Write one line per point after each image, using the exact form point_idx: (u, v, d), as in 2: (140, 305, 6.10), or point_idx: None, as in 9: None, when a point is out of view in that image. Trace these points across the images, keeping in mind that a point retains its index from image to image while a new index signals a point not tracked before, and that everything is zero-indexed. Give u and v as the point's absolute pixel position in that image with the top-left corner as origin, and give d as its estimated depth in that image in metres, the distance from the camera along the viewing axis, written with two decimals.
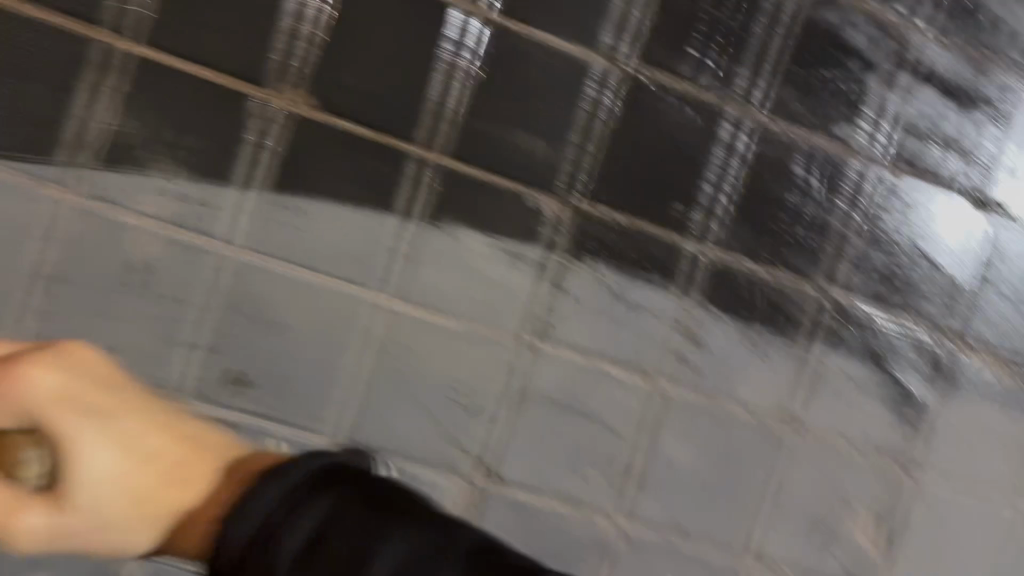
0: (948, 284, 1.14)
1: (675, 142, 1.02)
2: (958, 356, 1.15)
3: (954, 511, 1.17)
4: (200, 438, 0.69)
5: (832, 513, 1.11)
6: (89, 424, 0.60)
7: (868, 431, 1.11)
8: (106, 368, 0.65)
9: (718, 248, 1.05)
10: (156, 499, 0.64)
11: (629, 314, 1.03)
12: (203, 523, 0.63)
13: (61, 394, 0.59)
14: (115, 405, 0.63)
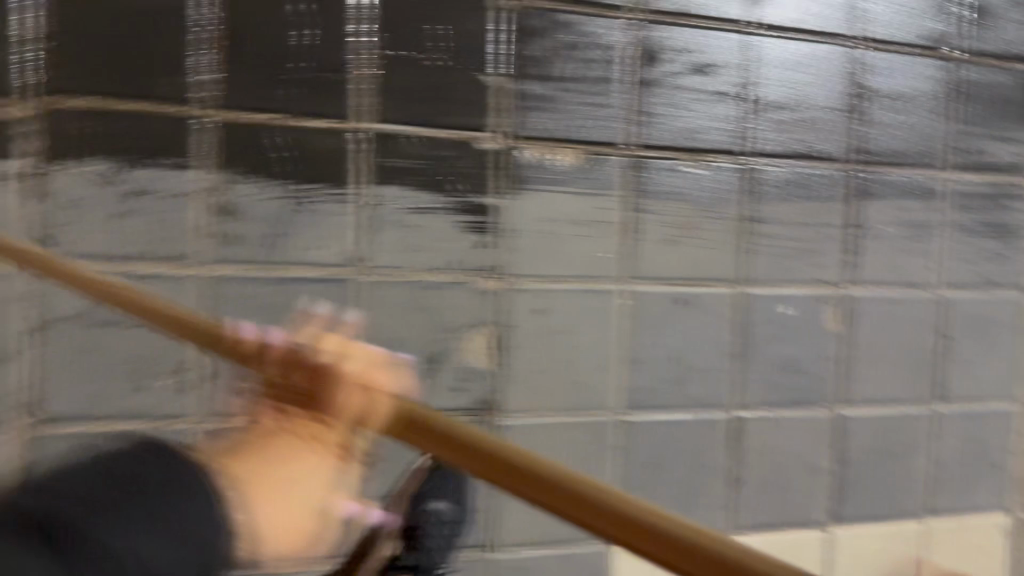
0: (494, 87, 1.09)
1: (133, 9, 0.96)
2: (524, 154, 1.11)
3: (561, 310, 1.13)
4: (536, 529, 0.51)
5: (431, 345, 1.08)
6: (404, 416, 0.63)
7: (448, 254, 1.08)
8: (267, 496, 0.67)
9: (219, 109, 0.99)
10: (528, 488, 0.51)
11: (137, 202, 0.98)
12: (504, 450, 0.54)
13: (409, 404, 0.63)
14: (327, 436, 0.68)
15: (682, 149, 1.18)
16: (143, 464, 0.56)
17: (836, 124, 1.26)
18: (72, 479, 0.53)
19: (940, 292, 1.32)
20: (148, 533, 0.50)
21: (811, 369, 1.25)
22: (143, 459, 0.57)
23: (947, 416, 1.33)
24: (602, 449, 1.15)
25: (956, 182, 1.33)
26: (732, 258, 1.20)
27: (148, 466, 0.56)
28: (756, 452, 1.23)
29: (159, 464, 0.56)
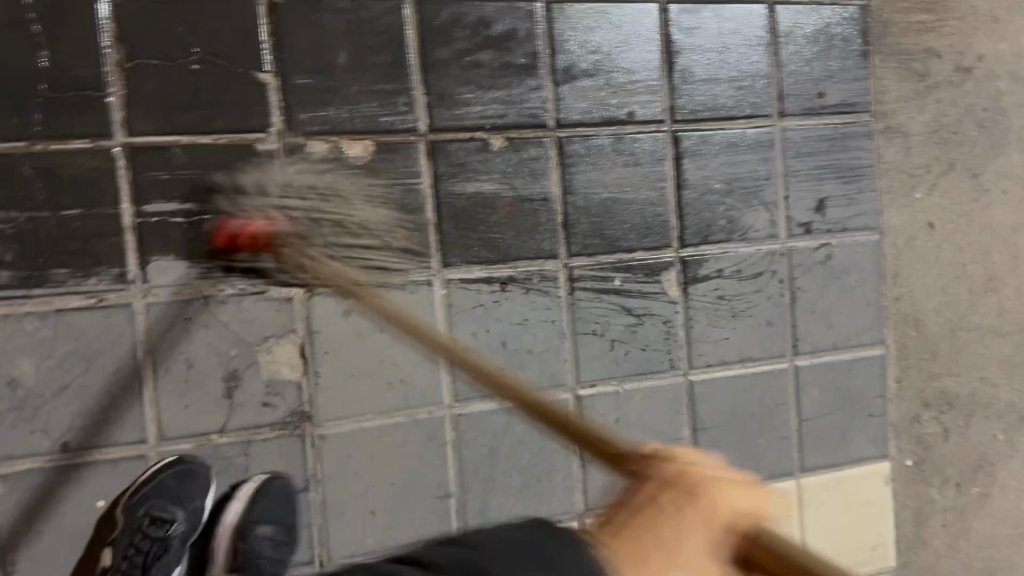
0: (264, 83, 1.04)
1: None
2: (308, 150, 1.06)
3: (371, 311, 1.08)
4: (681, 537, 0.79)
5: (230, 363, 1.03)
6: (657, 533, 0.79)
7: (235, 265, 1.03)
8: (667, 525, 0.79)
9: None
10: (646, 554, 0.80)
11: None
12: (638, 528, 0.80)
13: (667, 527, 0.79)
14: (669, 529, 0.79)
15: (484, 127, 1.13)
16: (463, 556, 0.75)
17: (648, 83, 1.21)
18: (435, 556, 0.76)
19: (784, 242, 1.27)
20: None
21: (652, 337, 1.23)
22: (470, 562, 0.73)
23: (810, 370, 1.30)
24: (437, 446, 1.12)
25: (789, 128, 1.27)
26: (553, 235, 1.17)
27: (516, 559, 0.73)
28: (607, 428, 1.21)
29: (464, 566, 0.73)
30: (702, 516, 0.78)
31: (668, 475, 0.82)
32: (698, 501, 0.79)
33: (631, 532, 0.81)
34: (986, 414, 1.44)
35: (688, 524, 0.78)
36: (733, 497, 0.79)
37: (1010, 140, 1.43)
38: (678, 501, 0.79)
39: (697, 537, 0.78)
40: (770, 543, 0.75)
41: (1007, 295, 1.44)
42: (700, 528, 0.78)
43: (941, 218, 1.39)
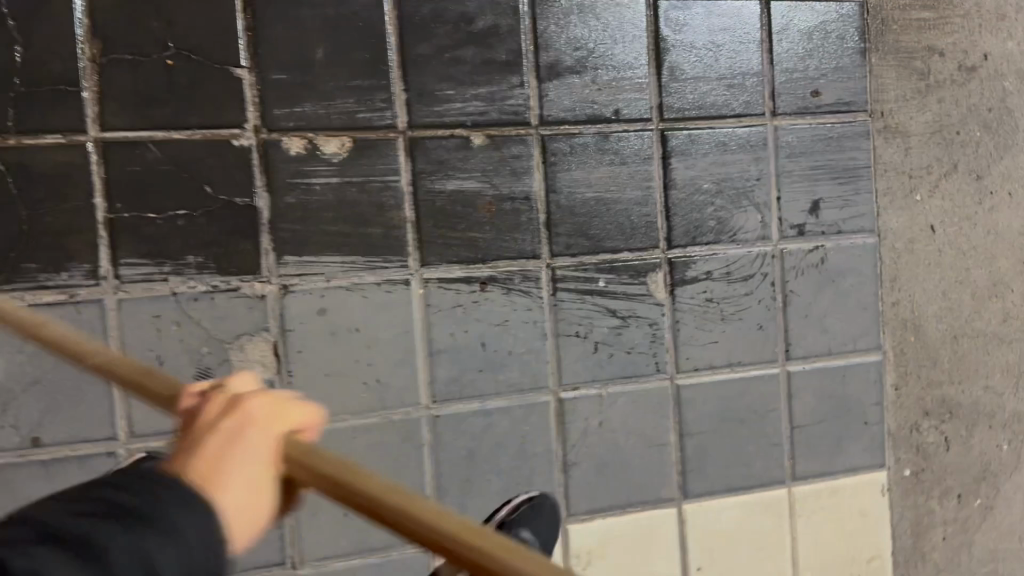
0: (240, 79, 1.03)
1: None
2: (284, 147, 1.04)
3: (346, 310, 1.07)
4: (246, 480, 0.60)
5: (202, 361, 1.03)
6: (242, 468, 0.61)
7: (208, 262, 1.02)
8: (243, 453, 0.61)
9: None
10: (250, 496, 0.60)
11: None
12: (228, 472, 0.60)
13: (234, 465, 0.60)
14: (237, 457, 0.61)
15: (465, 124, 1.11)
16: (136, 490, 0.55)
17: (636, 80, 1.19)
18: (152, 497, 0.55)
19: (776, 244, 1.24)
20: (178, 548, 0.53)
21: (638, 340, 1.20)
22: (163, 497, 0.55)
23: (803, 375, 1.26)
24: (413, 448, 1.10)
25: (782, 128, 1.24)
26: (535, 235, 1.15)
27: (150, 499, 0.55)
28: (589, 432, 1.18)
29: (125, 492, 0.55)
30: (260, 428, 0.63)
31: (220, 403, 0.65)
32: (237, 429, 0.63)
33: (204, 447, 0.61)
34: (990, 423, 1.40)
35: (251, 442, 0.62)
36: (272, 410, 0.65)
37: (1016, 142, 1.39)
38: (234, 423, 0.63)
39: (253, 473, 0.61)
40: (307, 462, 0.63)
41: (1012, 301, 1.40)
42: (263, 446, 0.63)
43: (942, 221, 1.35)
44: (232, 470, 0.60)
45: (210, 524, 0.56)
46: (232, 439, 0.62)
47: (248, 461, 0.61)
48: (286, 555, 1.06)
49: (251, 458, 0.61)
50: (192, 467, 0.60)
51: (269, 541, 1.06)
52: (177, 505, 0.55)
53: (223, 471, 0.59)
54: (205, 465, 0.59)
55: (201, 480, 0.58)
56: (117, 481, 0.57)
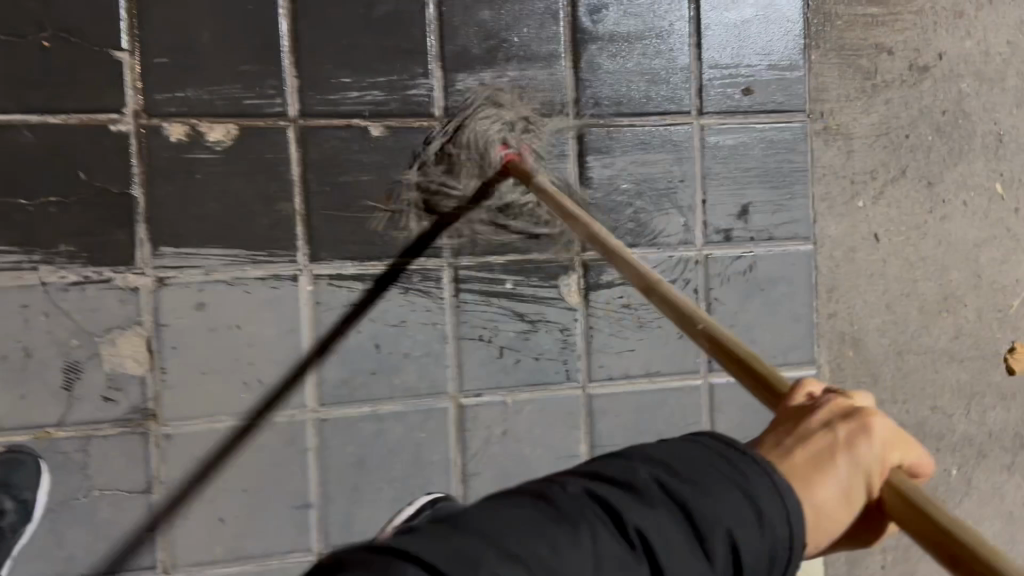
0: (120, 63, 0.99)
1: None
2: (163, 133, 1.00)
3: (226, 305, 1.02)
4: (847, 454, 0.59)
5: (71, 354, 0.99)
6: (865, 445, 0.60)
7: (80, 252, 0.99)
8: (865, 457, 0.59)
9: None
10: (860, 470, 0.59)
11: None
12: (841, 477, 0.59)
13: (869, 448, 0.60)
14: (833, 467, 0.59)
15: (363, 114, 1.06)
16: (698, 459, 0.57)
17: (551, 73, 1.13)
18: (681, 467, 0.56)
19: (701, 249, 1.19)
20: (744, 513, 0.54)
21: (547, 347, 1.14)
22: (695, 461, 0.56)
23: (727, 389, 1.20)
24: (296, 453, 1.05)
25: (709, 128, 1.18)
26: (436, 232, 1.09)
27: (719, 473, 0.55)
28: (492, 442, 1.13)
29: (716, 463, 0.56)
30: (885, 446, 0.60)
31: (841, 407, 0.63)
32: (847, 439, 0.60)
33: (805, 440, 0.61)
34: (937, 445, 1.32)
35: (867, 454, 0.60)
36: (896, 432, 0.63)
37: (971, 147, 1.31)
38: (852, 422, 0.62)
39: (852, 480, 0.59)
40: (911, 497, 0.56)
41: (964, 316, 1.32)
42: (885, 462, 0.60)
43: (887, 230, 1.27)
44: (836, 467, 0.59)
45: (746, 513, 0.54)
46: (853, 458, 0.59)
47: (851, 468, 0.59)
48: (156, 560, 1.02)
49: (883, 445, 0.61)
50: (810, 467, 0.59)
51: (139, 542, 1.02)
52: (753, 468, 0.56)
53: (819, 467, 0.59)
54: (841, 433, 0.61)
55: (796, 483, 0.58)
56: (639, 456, 0.58)
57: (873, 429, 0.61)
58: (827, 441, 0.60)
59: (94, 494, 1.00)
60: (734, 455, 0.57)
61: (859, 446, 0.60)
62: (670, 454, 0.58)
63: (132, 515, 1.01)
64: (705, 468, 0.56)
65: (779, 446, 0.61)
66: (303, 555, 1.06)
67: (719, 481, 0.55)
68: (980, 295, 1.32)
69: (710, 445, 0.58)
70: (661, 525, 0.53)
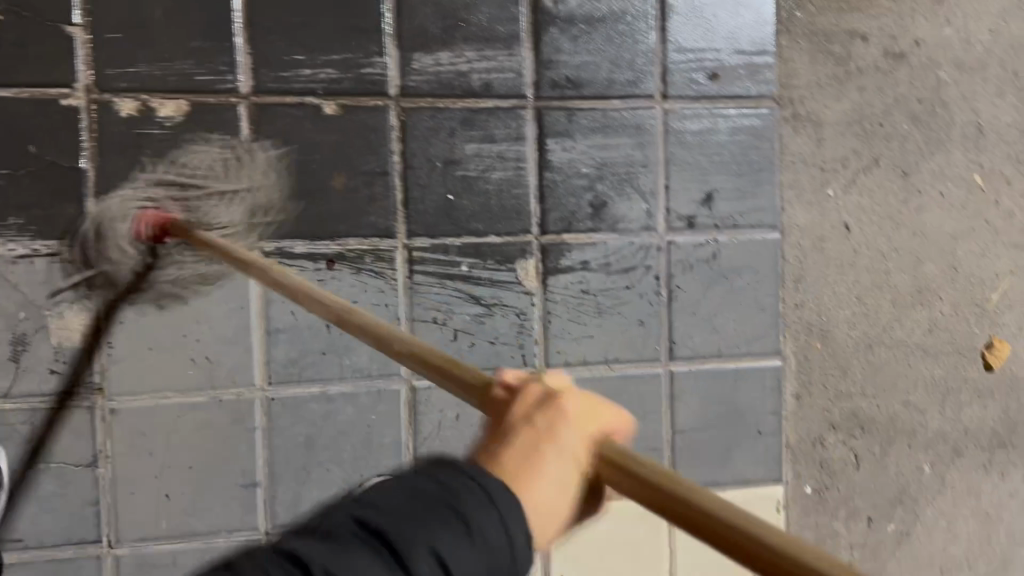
0: (72, 37, 1.00)
1: None
2: (115, 108, 1.00)
3: (174, 282, 1.03)
4: (555, 444, 0.54)
5: (19, 327, 0.99)
6: (571, 432, 0.55)
7: (29, 225, 0.99)
8: (568, 438, 0.54)
9: None
10: (565, 467, 0.54)
11: None
12: (549, 478, 0.54)
13: (569, 428, 0.55)
14: (541, 458, 0.54)
15: (316, 92, 1.06)
16: (417, 495, 0.52)
17: (511, 54, 1.11)
18: (399, 503, 0.52)
19: (663, 236, 1.17)
20: (454, 538, 0.50)
21: (503, 331, 1.13)
22: (413, 496, 0.52)
23: (688, 377, 1.18)
24: (244, 431, 1.05)
25: (673, 112, 1.16)
26: (390, 213, 1.08)
27: (437, 501, 0.51)
28: (445, 425, 1.11)
29: (438, 493, 0.52)
30: (576, 426, 0.55)
31: (535, 397, 0.57)
32: (545, 425, 0.55)
33: (518, 440, 0.55)
34: (910, 442, 1.28)
35: (566, 440, 0.54)
36: (587, 400, 0.57)
37: (950, 137, 1.27)
38: (542, 417, 0.55)
39: (562, 472, 0.54)
40: (620, 462, 0.52)
41: (941, 310, 1.28)
42: (585, 444, 0.54)
43: (858, 220, 1.24)
44: (544, 464, 0.54)
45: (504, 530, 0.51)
46: (545, 446, 0.54)
47: (561, 463, 0.54)
48: (101, 535, 1.02)
49: (579, 426, 0.55)
50: (521, 467, 0.54)
51: (84, 518, 1.02)
52: (467, 486, 0.52)
53: (535, 459, 0.54)
54: (536, 423, 0.56)
55: (507, 482, 0.54)
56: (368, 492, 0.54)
57: (569, 408, 0.56)
58: (531, 425, 0.56)
59: (40, 466, 1.01)
60: (458, 479, 0.53)
61: (558, 435, 0.54)
62: (394, 489, 0.53)
63: (78, 489, 1.01)
64: (422, 502, 0.51)
65: (490, 457, 0.56)
66: (249, 534, 1.06)
67: (429, 510, 0.51)
68: (958, 288, 1.28)
69: (435, 473, 0.53)
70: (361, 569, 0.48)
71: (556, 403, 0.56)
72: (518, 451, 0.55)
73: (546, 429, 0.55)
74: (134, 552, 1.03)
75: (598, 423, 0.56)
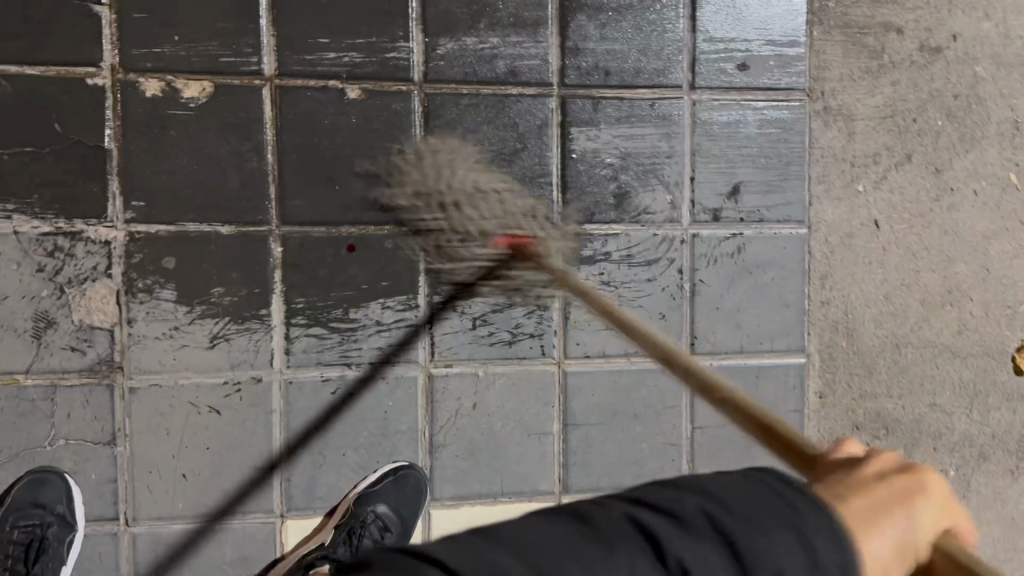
0: (99, 16, 1.00)
1: None
2: (139, 87, 1.01)
3: (193, 263, 1.02)
4: (891, 487, 0.59)
5: (39, 303, 1.00)
6: (912, 513, 0.57)
7: (53, 203, 1.00)
8: (926, 505, 0.58)
9: None
10: (886, 521, 0.55)
11: None
12: (895, 527, 0.55)
13: (893, 529, 0.55)
14: (883, 500, 0.57)
15: (340, 76, 1.05)
16: (751, 496, 0.54)
17: (537, 41, 1.10)
18: (731, 502, 0.53)
19: (687, 228, 1.15)
20: (792, 539, 0.51)
21: (523, 321, 1.12)
22: (758, 499, 0.53)
23: (709, 372, 1.17)
24: (261, 414, 1.05)
25: (701, 103, 1.15)
26: (411, 198, 1.08)
27: (777, 501, 0.53)
28: (462, 414, 1.11)
29: (772, 493, 0.54)
30: (939, 515, 0.58)
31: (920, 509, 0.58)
32: (893, 486, 0.59)
33: (867, 492, 0.58)
34: (935, 445, 1.25)
35: (921, 508, 0.57)
36: (938, 503, 0.59)
37: (985, 134, 1.24)
38: (911, 479, 0.60)
39: (914, 528, 0.56)
40: (958, 554, 0.56)
41: (970, 311, 1.25)
42: (933, 532, 0.57)
43: (888, 216, 1.22)
44: (889, 515, 0.55)
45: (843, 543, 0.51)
46: (888, 498, 0.57)
47: (915, 525, 0.56)
48: (119, 512, 1.02)
49: (930, 525, 0.57)
50: (875, 510, 0.55)
51: (102, 495, 1.02)
52: (807, 505, 0.53)
53: (875, 516, 0.55)
54: (913, 517, 0.57)
55: (852, 518, 0.54)
56: (684, 488, 0.56)
57: (921, 511, 0.57)
58: (869, 491, 0.57)
59: (60, 442, 1.01)
60: (796, 496, 0.54)
61: (918, 512, 0.57)
62: (742, 487, 0.55)
63: (95, 466, 1.02)
64: (760, 503, 0.53)
65: (831, 491, 0.58)
66: (265, 517, 1.06)
67: (774, 507, 0.52)
68: (989, 288, 1.25)
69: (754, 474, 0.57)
70: (709, 560, 0.50)
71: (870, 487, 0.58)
72: (872, 493, 0.57)
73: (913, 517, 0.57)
74: (150, 531, 1.03)
75: (925, 512, 0.57)
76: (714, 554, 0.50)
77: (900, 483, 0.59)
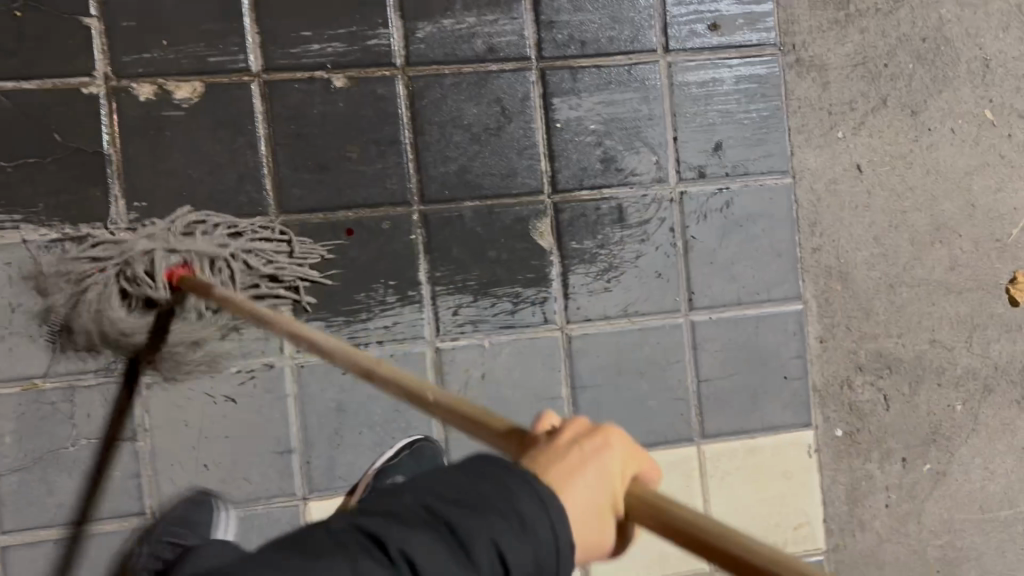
0: (89, 27, 1.04)
1: None
2: (132, 93, 1.04)
3: None
4: (578, 441, 0.56)
5: (52, 308, 1.03)
6: (593, 464, 0.54)
7: (58, 210, 1.03)
8: (619, 446, 0.56)
9: None
10: (571, 483, 0.53)
11: None
12: (576, 488, 0.53)
13: (581, 490, 0.53)
14: (554, 466, 0.54)
15: (325, 66, 1.09)
16: (461, 480, 0.54)
17: (512, 17, 1.14)
18: (443, 490, 0.54)
19: (675, 186, 1.18)
20: (506, 527, 0.51)
21: (523, 290, 1.15)
22: (463, 489, 0.53)
23: (709, 326, 1.19)
24: (275, 400, 1.07)
25: (677, 65, 1.18)
26: (403, 178, 1.11)
27: (485, 487, 0.53)
28: (471, 384, 1.14)
29: (479, 477, 0.54)
30: (625, 460, 0.56)
31: (591, 435, 0.57)
32: (580, 442, 0.56)
33: (553, 457, 0.55)
34: (939, 381, 1.27)
35: (610, 458, 0.55)
36: (625, 446, 0.57)
37: (957, 74, 1.27)
38: (598, 435, 0.57)
39: (598, 488, 0.53)
40: (652, 501, 0.52)
41: (960, 247, 1.27)
42: (624, 472, 0.55)
43: (870, 161, 1.25)
44: (585, 475, 0.54)
45: (528, 516, 0.51)
46: (570, 458, 0.55)
47: (601, 477, 0.54)
48: (144, 507, 1.05)
49: (619, 467, 0.55)
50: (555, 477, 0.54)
51: (127, 490, 1.04)
52: (511, 490, 0.52)
53: (561, 482, 0.53)
54: (584, 455, 0.55)
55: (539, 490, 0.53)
56: (410, 482, 0.56)
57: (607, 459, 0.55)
58: (542, 459, 0.55)
59: (82, 442, 1.03)
60: (510, 476, 0.53)
61: (597, 456, 0.55)
62: (451, 474, 0.55)
63: (118, 463, 1.04)
64: (472, 490, 0.53)
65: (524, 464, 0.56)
66: (288, 501, 1.07)
67: (473, 497, 0.53)
68: (976, 224, 1.28)
69: (457, 464, 0.56)
70: (421, 547, 0.51)
71: (552, 450, 0.56)
72: (543, 453, 0.56)
73: (586, 455, 0.55)
74: None
75: (611, 451, 0.56)
76: (434, 548, 0.51)
77: (580, 431, 0.57)
